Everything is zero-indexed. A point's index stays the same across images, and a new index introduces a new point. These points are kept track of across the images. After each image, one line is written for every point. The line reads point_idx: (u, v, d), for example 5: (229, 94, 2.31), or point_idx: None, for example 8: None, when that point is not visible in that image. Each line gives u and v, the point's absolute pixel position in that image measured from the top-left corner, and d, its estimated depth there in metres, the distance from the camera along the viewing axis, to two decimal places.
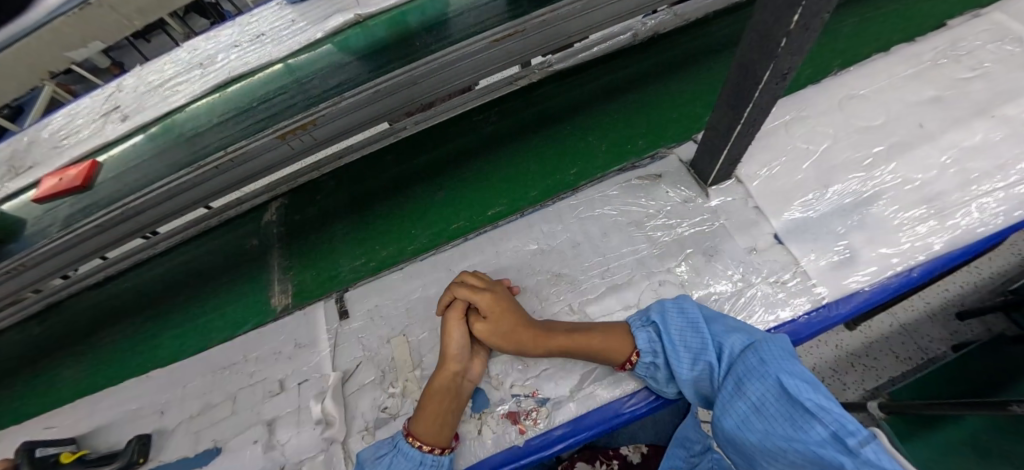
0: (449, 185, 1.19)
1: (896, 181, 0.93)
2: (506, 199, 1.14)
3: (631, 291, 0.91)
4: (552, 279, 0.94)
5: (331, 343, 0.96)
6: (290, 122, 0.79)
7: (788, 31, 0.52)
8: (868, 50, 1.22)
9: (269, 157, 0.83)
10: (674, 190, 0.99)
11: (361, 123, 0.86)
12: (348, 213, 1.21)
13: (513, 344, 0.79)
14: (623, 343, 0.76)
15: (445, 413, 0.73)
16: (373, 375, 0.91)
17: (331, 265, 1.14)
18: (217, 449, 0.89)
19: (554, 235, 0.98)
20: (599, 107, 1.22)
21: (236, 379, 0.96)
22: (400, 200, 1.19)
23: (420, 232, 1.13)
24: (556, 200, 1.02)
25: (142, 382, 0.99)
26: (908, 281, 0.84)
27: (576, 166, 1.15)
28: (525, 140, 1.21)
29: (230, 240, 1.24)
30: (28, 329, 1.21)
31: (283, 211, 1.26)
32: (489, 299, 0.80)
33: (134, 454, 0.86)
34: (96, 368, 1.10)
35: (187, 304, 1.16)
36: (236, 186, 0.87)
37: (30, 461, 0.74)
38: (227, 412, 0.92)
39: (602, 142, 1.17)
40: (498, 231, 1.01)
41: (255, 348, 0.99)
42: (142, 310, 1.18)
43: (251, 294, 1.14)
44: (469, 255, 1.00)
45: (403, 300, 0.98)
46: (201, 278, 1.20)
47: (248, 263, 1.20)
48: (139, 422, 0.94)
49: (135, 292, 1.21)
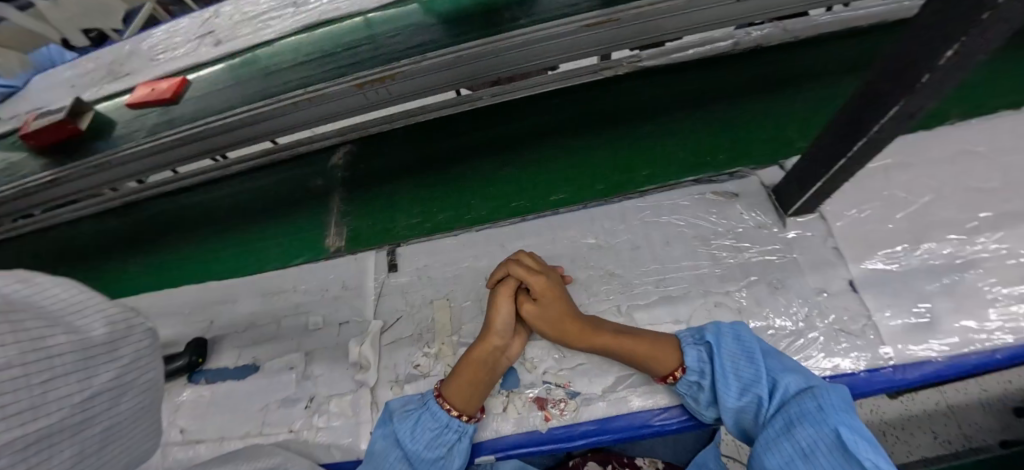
0: (515, 162, 1.18)
1: (1000, 253, 0.84)
2: (570, 188, 1.11)
3: (684, 306, 0.87)
4: (605, 278, 0.91)
5: (376, 293, 0.99)
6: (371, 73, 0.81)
7: (935, 65, 0.47)
8: (998, 104, 1.10)
9: (343, 104, 0.85)
10: (748, 213, 0.94)
11: (438, 86, 0.87)
12: (411, 170, 1.23)
13: (557, 332, 0.77)
14: (670, 356, 0.73)
15: (478, 383, 0.73)
16: (411, 331, 0.93)
17: (388, 217, 1.17)
18: (255, 366, 0.96)
19: (615, 233, 0.95)
20: (683, 112, 1.17)
21: (284, 306, 1.02)
22: (463, 168, 1.20)
23: (479, 204, 1.13)
24: (623, 199, 0.99)
25: (200, 291, 1.07)
26: (990, 361, 0.76)
27: (648, 167, 1.11)
28: (600, 131, 1.18)
29: (296, 176, 1.30)
30: (110, 220, 1.32)
31: (350, 158, 1.30)
32: (543, 282, 0.78)
33: (193, 354, 0.94)
34: (164, 269, 1.20)
35: (250, 228, 1.23)
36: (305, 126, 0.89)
37: None
38: (271, 335, 0.99)
39: (680, 149, 1.12)
40: (558, 218, 0.99)
41: (304, 281, 1.04)
42: (209, 225, 1.26)
43: (309, 231, 1.20)
44: (525, 235, 0.98)
45: (452, 266, 0.98)
46: (266, 206, 1.26)
47: (310, 201, 1.25)
48: (192, 329, 1.02)
49: (205, 207, 1.29)
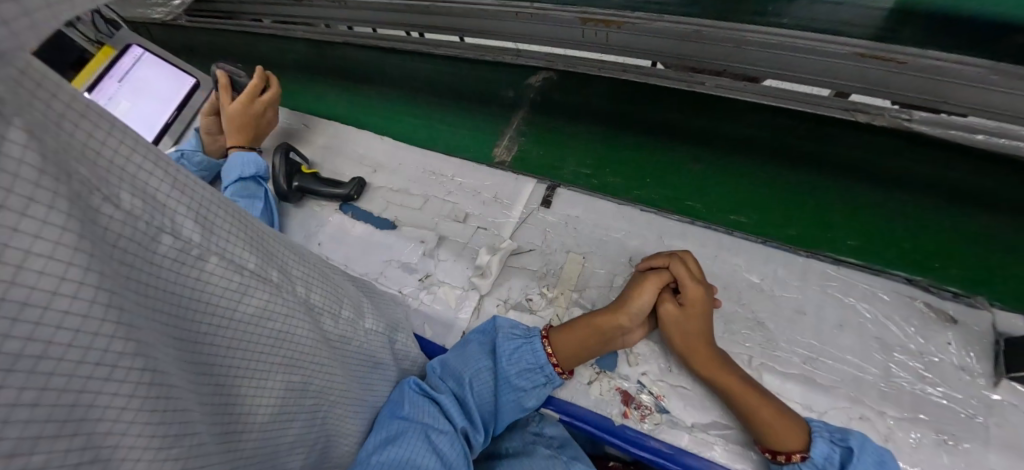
0: (708, 162, 1.08)
1: None
2: (752, 216, 1.01)
3: (824, 398, 0.76)
4: (750, 323, 0.83)
5: (520, 217, 1.01)
6: (601, 15, 0.95)
7: None
8: None
9: (565, 31, 1.01)
10: (955, 348, 0.77)
11: (653, 52, 0.96)
12: (599, 122, 1.19)
13: (683, 345, 0.74)
14: (794, 438, 0.64)
15: (586, 348, 0.74)
16: (537, 266, 0.95)
17: (559, 155, 1.17)
18: (394, 224, 1.06)
19: (783, 286, 0.85)
20: (934, 200, 0.96)
21: (438, 187, 1.10)
22: (650, 143, 1.13)
23: (650, 186, 1.08)
24: (811, 255, 0.87)
25: (383, 141, 1.20)
26: None
27: (856, 238, 0.95)
28: (819, 174, 1.02)
29: (494, 80, 1.32)
30: (342, 51, 1.52)
31: (547, 85, 1.28)
32: (698, 294, 0.74)
33: (353, 190, 1.07)
34: (366, 112, 1.37)
35: (437, 108, 1.32)
36: (518, 25, 1.06)
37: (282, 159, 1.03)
38: (419, 205, 1.08)
39: (905, 237, 0.94)
40: (730, 239, 0.91)
41: (463, 175, 1.10)
42: (409, 90, 1.37)
43: (484, 134, 1.25)
44: (687, 238, 0.92)
45: (601, 230, 0.96)
46: (459, 95, 1.33)
47: (496, 108, 1.28)
48: (360, 168, 1.16)
49: (412, 73, 1.40)
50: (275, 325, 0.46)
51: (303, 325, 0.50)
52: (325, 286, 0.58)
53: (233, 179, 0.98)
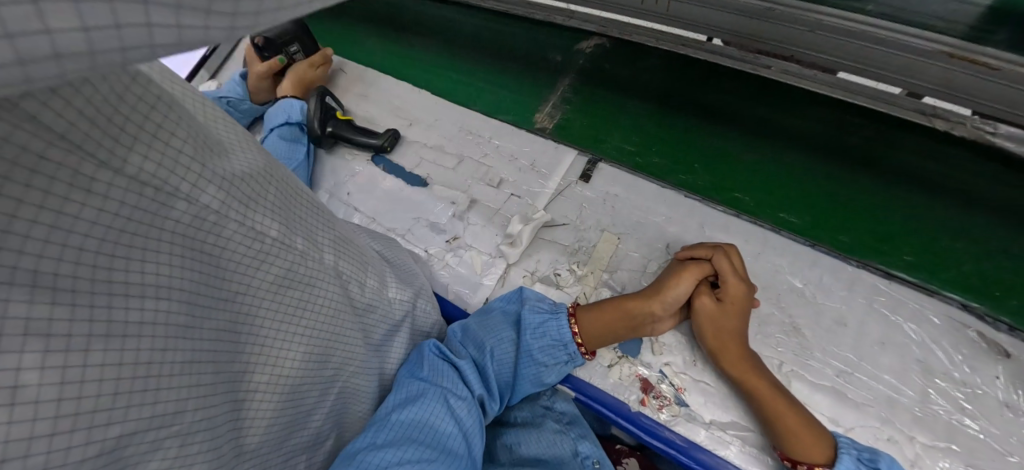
0: (762, 153, 1.02)
1: None
2: (802, 217, 0.95)
3: (852, 414, 0.73)
4: (786, 327, 0.80)
5: (557, 189, 0.98)
6: None
7: None
8: None
9: None
10: (1005, 383, 0.72)
11: (717, 29, 0.88)
12: (651, 98, 1.12)
13: (715, 341, 0.71)
14: (818, 451, 0.62)
15: (613, 331, 0.72)
16: (569, 242, 0.92)
17: (603, 129, 1.11)
18: (426, 181, 1.03)
19: (826, 294, 0.81)
20: (1007, 222, 0.88)
21: (474, 148, 1.06)
22: (701, 127, 1.07)
23: (696, 172, 1.03)
24: (861, 265, 0.82)
25: (423, 94, 1.15)
26: None
27: (912, 253, 0.89)
28: (882, 179, 0.95)
29: (544, 41, 1.26)
30: None
31: (599, 52, 1.20)
32: (738, 291, 0.71)
33: (387, 141, 1.04)
34: (407, 61, 1.32)
35: (481, 65, 1.26)
36: None
37: (319, 102, 1.01)
38: (453, 164, 1.05)
39: (967, 258, 0.87)
40: (776, 238, 0.86)
41: (502, 138, 1.06)
42: (454, 43, 1.32)
43: (527, 98, 1.20)
44: (731, 232, 0.87)
45: (640, 213, 0.92)
46: (505, 53, 1.27)
47: (543, 71, 1.22)
48: (397, 120, 1.12)
49: (458, 25, 1.34)
50: (288, 301, 0.45)
51: (320, 299, 0.49)
52: (351, 255, 0.57)
53: (279, 123, 1.01)
